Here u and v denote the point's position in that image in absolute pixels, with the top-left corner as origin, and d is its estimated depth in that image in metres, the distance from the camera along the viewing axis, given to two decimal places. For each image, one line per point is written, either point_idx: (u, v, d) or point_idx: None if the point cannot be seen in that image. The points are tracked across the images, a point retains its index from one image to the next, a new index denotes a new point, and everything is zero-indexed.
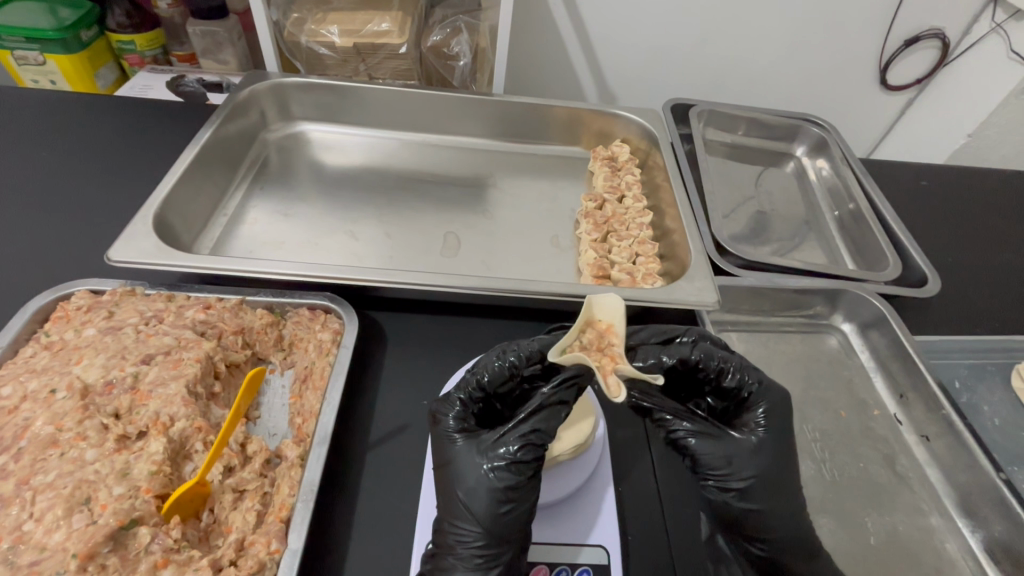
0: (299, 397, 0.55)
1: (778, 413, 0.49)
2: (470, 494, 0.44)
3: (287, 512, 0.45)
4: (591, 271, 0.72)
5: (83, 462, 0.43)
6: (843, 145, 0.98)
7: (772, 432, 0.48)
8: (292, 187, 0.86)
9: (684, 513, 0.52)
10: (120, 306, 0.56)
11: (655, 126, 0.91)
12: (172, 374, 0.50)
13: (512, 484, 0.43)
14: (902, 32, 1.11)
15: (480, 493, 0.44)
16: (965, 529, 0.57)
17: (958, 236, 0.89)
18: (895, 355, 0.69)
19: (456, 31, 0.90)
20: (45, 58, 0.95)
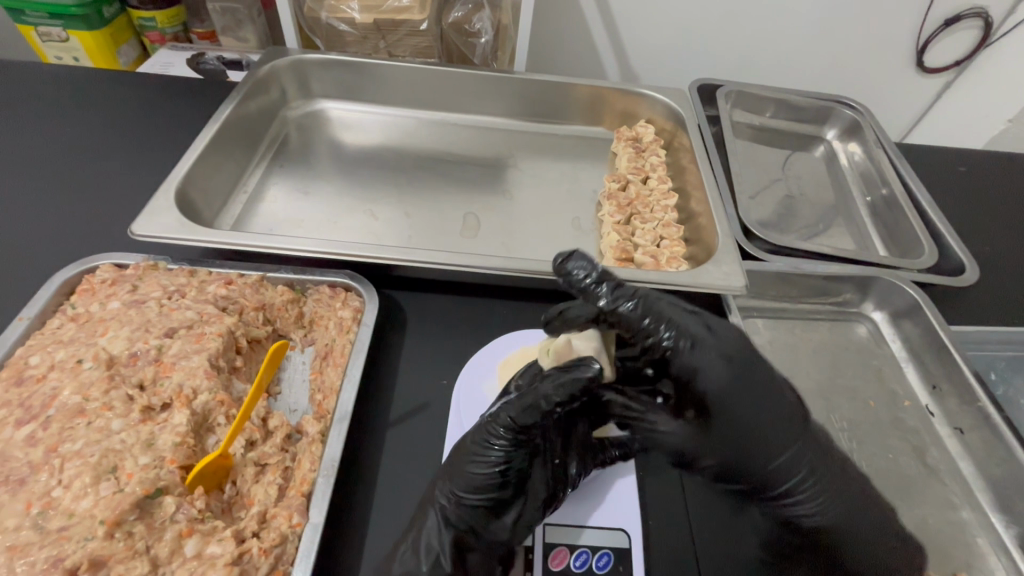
0: (319, 374, 0.55)
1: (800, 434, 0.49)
2: (466, 451, 0.46)
3: (309, 487, 0.45)
4: (614, 254, 0.70)
5: (109, 431, 0.43)
6: (876, 128, 0.94)
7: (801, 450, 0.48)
8: (311, 166, 0.85)
9: (706, 501, 0.52)
10: (143, 280, 0.57)
11: (681, 106, 0.88)
12: (196, 347, 0.50)
13: (499, 452, 0.44)
14: (943, 10, 1.06)
15: (482, 476, 0.44)
16: (998, 524, 0.55)
17: (997, 223, 0.85)
18: (928, 345, 0.66)
19: (478, 7, 0.88)
20: (68, 34, 0.95)
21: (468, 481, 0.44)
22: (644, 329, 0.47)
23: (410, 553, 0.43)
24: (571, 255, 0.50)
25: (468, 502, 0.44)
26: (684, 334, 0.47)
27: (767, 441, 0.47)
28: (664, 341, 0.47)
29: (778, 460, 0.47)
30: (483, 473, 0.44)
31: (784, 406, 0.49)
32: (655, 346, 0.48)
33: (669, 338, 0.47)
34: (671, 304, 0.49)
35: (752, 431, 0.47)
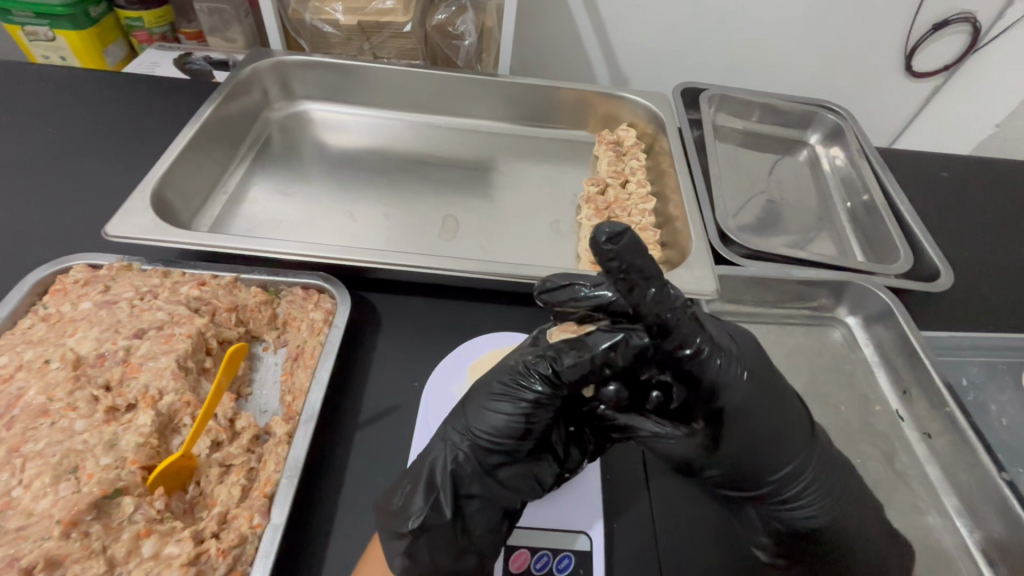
0: (289, 375, 0.55)
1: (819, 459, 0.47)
2: (495, 400, 0.45)
3: (271, 488, 0.45)
4: (589, 257, 0.71)
5: (72, 432, 0.44)
6: (858, 133, 0.95)
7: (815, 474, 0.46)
8: (293, 167, 0.86)
9: (671, 505, 0.52)
10: (116, 280, 0.57)
11: (662, 110, 0.88)
12: (164, 348, 0.51)
13: (531, 401, 0.44)
14: (930, 15, 1.06)
15: (506, 427, 0.44)
16: (963, 528, 0.56)
17: (976, 229, 0.85)
18: (900, 349, 0.67)
19: (462, 9, 0.88)
20: (54, 33, 0.95)
21: (490, 429, 0.44)
22: (669, 335, 0.41)
23: (405, 492, 0.44)
24: (623, 235, 0.37)
25: (487, 450, 0.44)
26: (710, 341, 0.43)
27: (778, 453, 0.45)
28: (698, 351, 0.42)
29: (784, 471, 0.45)
30: (509, 423, 0.44)
31: (802, 427, 0.47)
32: (681, 359, 0.42)
33: (694, 346, 0.42)
34: (692, 312, 0.43)
35: (766, 441, 0.44)
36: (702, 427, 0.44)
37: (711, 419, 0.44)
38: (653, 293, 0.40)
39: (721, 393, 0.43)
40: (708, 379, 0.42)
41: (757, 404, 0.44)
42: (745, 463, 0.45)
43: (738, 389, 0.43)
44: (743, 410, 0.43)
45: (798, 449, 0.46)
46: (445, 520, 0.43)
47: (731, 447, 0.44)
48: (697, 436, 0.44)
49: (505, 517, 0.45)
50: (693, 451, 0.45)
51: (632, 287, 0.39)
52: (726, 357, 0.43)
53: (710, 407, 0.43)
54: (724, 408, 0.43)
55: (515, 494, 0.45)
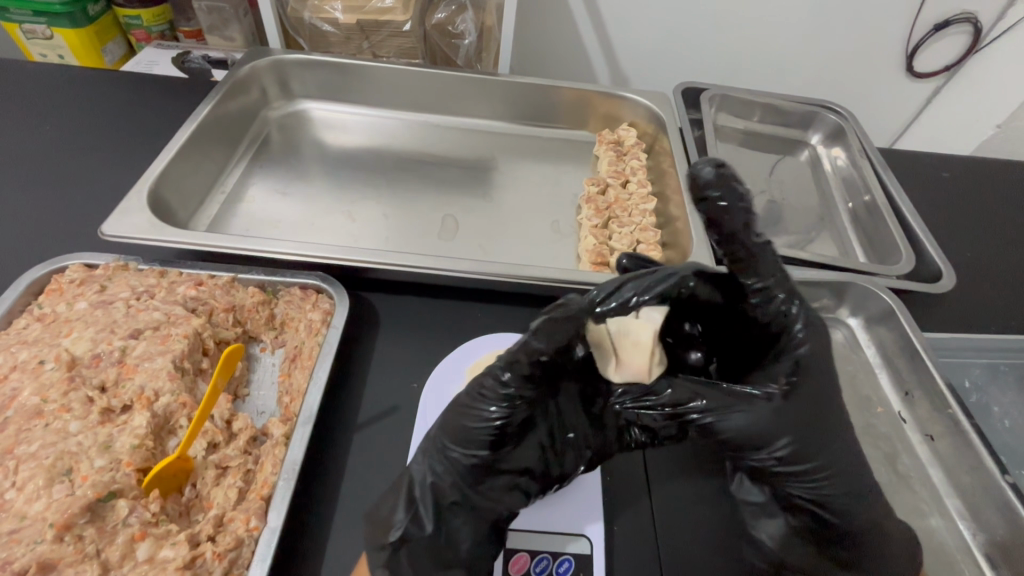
0: (287, 376, 0.55)
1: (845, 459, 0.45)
2: (465, 410, 0.45)
3: (268, 490, 0.44)
4: (589, 258, 0.71)
5: (67, 433, 0.43)
6: (860, 134, 0.94)
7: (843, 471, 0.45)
8: (292, 166, 0.85)
9: (673, 520, 0.51)
10: (112, 280, 0.56)
11: (663, 109, 0.88)
12: (160, 349, 0.50)
13: (499, 409, 0.43)
14: (932, 15, 1.06)
15: (476, 436, 0.44)
16: (966, 531, 0.55)
17: (978, 230, 0.85)
18: (902, 350, 0.66)
19: (461, 8, 0.88)
20: (52, 32, 0.95)
21: (460, 441, 0.45)
22: (749, 276, 0.46)
23: (393, 500, 0.45)
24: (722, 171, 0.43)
25: (461, 461, 0.45)
26: (794, 297, 0.46)
27: (830, 425, 0.45)
28: (780, 303, 0.45)
29: (829, 445, 0.44)
30: (479, 433, 0.44)
31: (833, 414, 0.45)
32: (766, 301, 0.46)
33: (781, 296, 0.46)
34: (778, 261, 0.46)
35: (810, 425, 0.44)
36: (782, 385, 0.44)
37: (789, 375, 0.45)
38: (756, 234, 0.44)
39: (803, 343, 0.45)
40: (793, 331, 0.46)
41: (826, 365, 0.46)
42: (806, 430, 0.44)
43: (817, 342, 0.46)
44: (817, 368, 0.45)
45: (835, 428, 0.45)
46: (427, 531, 0.44)
47: (800, 407, 0.44)
48: (771, 399, 0.44)
49: (490, 525, 0.45)
50: (764, 416, 0.43)
51: (739, 220, 0.43)
52: (808, 312, 0.46)
53: (791, 360, 0.45)
54: (803, 360, 0.45)
55: (495, 502, 0.45)
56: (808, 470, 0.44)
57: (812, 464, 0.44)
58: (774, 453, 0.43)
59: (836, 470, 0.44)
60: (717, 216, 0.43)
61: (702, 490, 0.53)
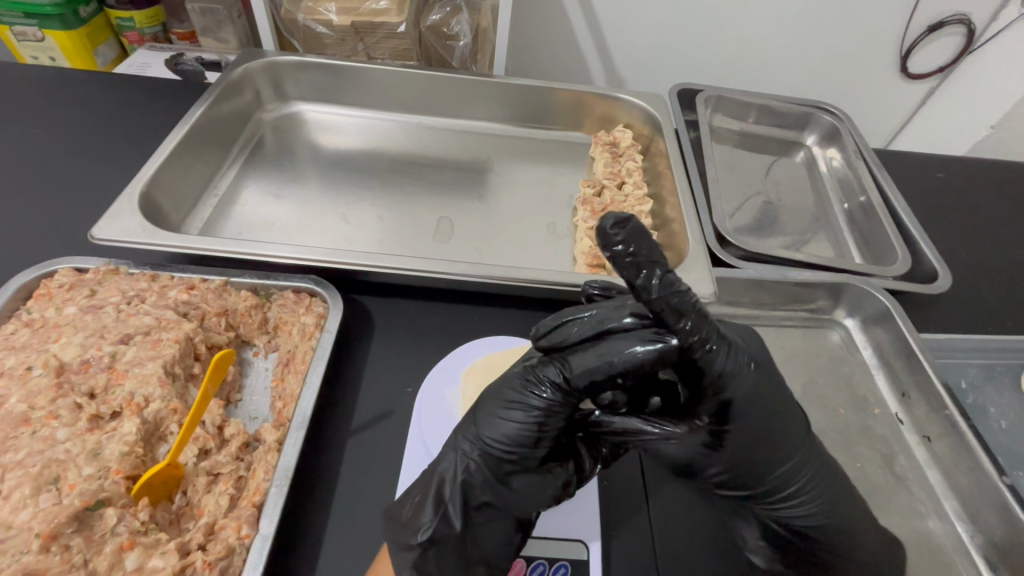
0: (280, 381, 0.54)
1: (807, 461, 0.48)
2: (506, 410, 0.45)
3: (260, 497, 0.44)
4: (585, 260, 0.70)
5: (54, 441, 0.43)
6: (855, 135, 0.94)
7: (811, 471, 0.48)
8: (285, 168, 0.84)
9: (672, 524, 0.51)
10: (103, 285, 0.56)
11: (658, 110, 0.88)
12: (151, 354, 0.50)
13: (544, 406, 0.44)
14: (926, 16, 1.06)
15: (517, 435, 0.44)
16: (963, 533, 0.55)
17: (974, 230, 0.85)
18: (899, 351, 0.66)
19: (456, 10, 0.87)
20: (43, 33, 0.94)
21: (501, 437, 0.45)
22: (679, 322, 0.40)
23: (415, 502, 0.45)
24: (629, 222, 0.37)
25: (497, 458, 0.45)
26: (715, 338, 0.42)
27: (776, 452, 0.47)
28: (701, 351, 0.42)
29: (785, 468, 0.47)
30: (520, 430, 0.45)
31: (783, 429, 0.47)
32: (686, 350, 0.41)
33: (702, 338, 0.41)
34: (699, 305, 0.41)
35: (752, 447, 0.46)
36: (706, 423, 0.45)
37: (717, 414, 0.45)
38: (659, 284, 0.39)
39: (727, 387, 0.43)
40: (713, 374, 0.43)
41: (760, 400, 0.45)
42: (742, 462, 0.47)
43: (743, 381, 0.44)
44: (743, 406, 0.45)
45: (798, 448, 0.48)
46: (455, 530, 0.44)
47: (730, 444, 0.46)
48: (699, 434, 0.46)
49: (518, 528, 0.45)
50: (695, 448, 0.47)
51: (639, 274, 0.38)
52: (731, 352, 0.44)
53: (716, 401, 0.44)
54: (731, 401, 0.44)
55: (526, 506, 0.45)
56: (761, 490, 0.48)
57: (765, 481, 0.47)
58: (711, 476, 0.49)
59: (794, 476, 0.47)
60: (624, 271, 0.38)
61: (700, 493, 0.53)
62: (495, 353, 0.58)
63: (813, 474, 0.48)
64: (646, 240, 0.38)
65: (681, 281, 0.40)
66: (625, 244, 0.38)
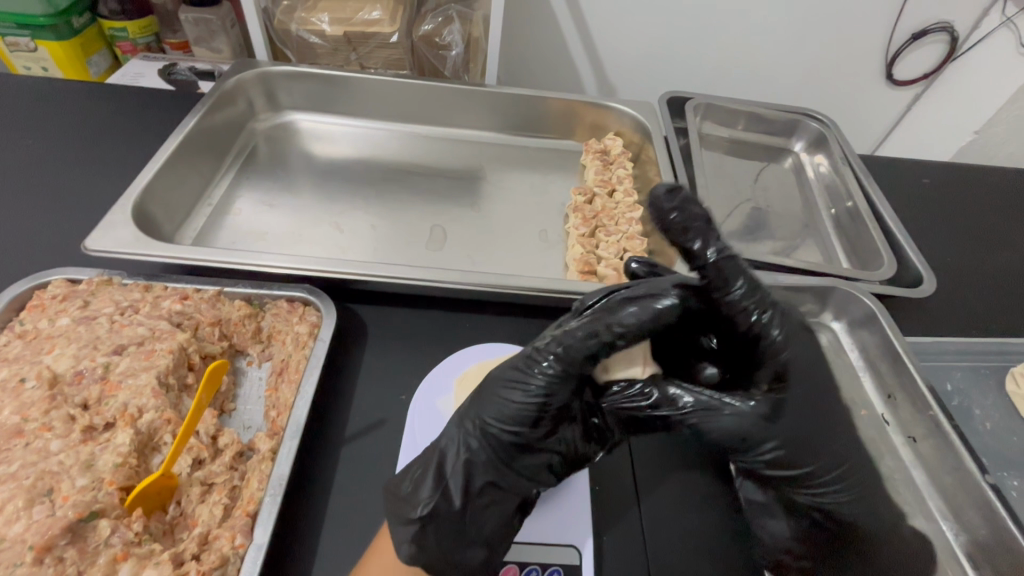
0: (274, 390, 0.54)
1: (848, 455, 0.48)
2: (508, 389, 0.46)
3: (254, 506, 0.44)
4: (577, 267, 0.71)
5: (47, 453, 0.43)
6: (842, 141, 0.96)
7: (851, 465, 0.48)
8: (279, 177, 0.85)
9: (662, 523, 0.51)
10: (96, 295, 0.56)
11: (648, 119, 0.89)
12: (144, 365, 0.50)
13: (547, 386, 0.45)
14: (909, 24, 1.08)
15: (517, 414, 0.46)
16: (949, 532, 0.56)
17: (957, 234, 0.87)
18: (884, 354, 0.67)
19: (448, 20, 0.88)
20: (36, 44, 0.94)
21: (501, 417, 0.46)
22: (730, 287, 0.47)
23: (415, 477, 0.47)
24: (678, 191, 0.47)
25: (497, 438, 0.46)
26: (769, 307, 0.47)
27: (823, 431, 0.47)
28: (757, 318, 0.47)
29: (829, 452, 0.47)
30: (521, 409, 0.46)
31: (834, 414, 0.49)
32: (739, 313, 0.47)
33: (755, 305, 0.47)
34: (750, 275, 0.48)
35: (809, 422, 0.46)
36: (764, 389, 0.47)
37: (774, 380, 0.47)
38: (711, 250, 0.47)
39: (786, 353, 0.47)
40: (771, 339, 0.47)
41: (810, 373, 0.48)
42: (800, 437, 0.46)
43: (800, 350, 0.48)
44: (801, 377, 0.48)
45: (839, 433, 0.47)
46: (455, 508, 0.45)
47: (789, 413, 0.46)
48: (759, 406, 0.46)
49: (519, 509, 0.47)
50: (751, 422, 0.45)
51: (693, 241, 0.47)
52: (786, 320, 0.48)
53: (774, 368, 0.47)
54: (787, 369, 0.47)
55: (528, 485, 0.46)
56: (809, 471, 0.46)
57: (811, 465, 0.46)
58: (764, 455, 0.46)
59: (840, 465, 0.47)
60: (678, 238, 0.47)
61: (691, 496, 0.54)
62: (487, 360, 0.59)
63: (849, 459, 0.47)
64: (696, 210, 0.48)
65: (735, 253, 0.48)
66: (678, 212, 0.47)
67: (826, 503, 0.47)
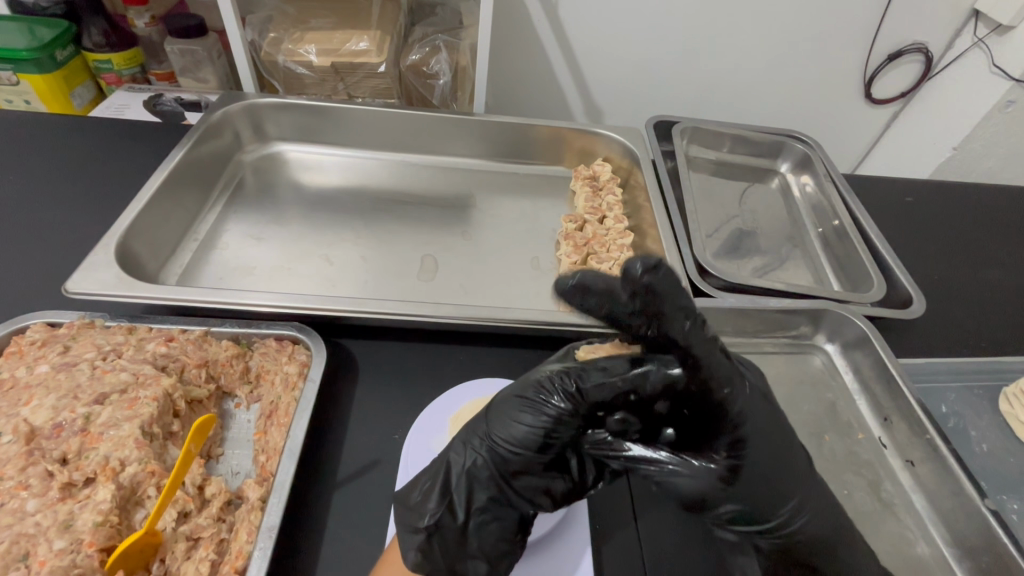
0: (263, 434, 0.53)
1: (820, 510, 0.47)
2: (519, 414, 0.46)
3: (242, 562, 0.43)
4: (569, 296, 0.71)
5: (23, 513, 0.42)
6: (826, 161, 0.97)
7: (819, 523, 0.47)
8: (267, 208, 0.84)
9: (659, 533, 0.51)
10: (76, 340, 0.54)
11: (636, 145, 0.90)
12: (127, 414, 0.48)
13: (552, 416, 0.45)
14: (886, 47, 1.11)
15: (529, 440, 0.45)
16: (950, 559, 0.55)
17: (942, 252, 0.88)
18: (879, 376, 0.67)
19: (435, 50, 0.90)
20: (18, 77, 0.91)
21: (511, 439, 0.45)
22: (700, 360, 0.43)
23: (424, 488, 0.46)
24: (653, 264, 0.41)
25: (505, 458, 0.45)
26: (730, 375, 0.44)
27: (782, 487, 0.46)
28: (720, 389, 0.44)
29: (787, 506, 0.46)
30: (530, 434, 0.45)
31: (800, 464, 0.48)
32: (709, 386, 0.44)
33: (722, 380, 0.44)
34: (721, 347, 0.44)
35: (772, 476, 0.46)
36: (722, 458, 0.45)
37: (734, 449, 0.45)
38: (682, 325, 0.42)
39: (744, 423, 0.44)
40: (731, 409, 0.44)
41: (769, 434, 0.46)
42: (758, 493, 0.45)
43: (756, 415, 0.46)
44: (759, 442, 0.45)
45: (800, 485, 0.47)
46: (458, 522, 0.44)
47: (744, 482, 0.45)
48: (715, 469, 0.45)
49: (518, 529, 0.45)
50: (710, 486, 0.44)
51: (662, 318, 0.42)
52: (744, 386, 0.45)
53: (733, 437, 0.44)
54: (746, 437, 0.45)
55: (528, 504, 0.45)
56: (765, 524, 0.46)
57: (768, 522, 0.46)
58: (721, 514, 0.46)
59: (813, 514, 0.47)
60: (647, 316, 0.42)
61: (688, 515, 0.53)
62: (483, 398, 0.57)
63: (813, 508, 0.47)
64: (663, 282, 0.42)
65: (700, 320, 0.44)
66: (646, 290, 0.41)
67: (793, 555, 0.47)
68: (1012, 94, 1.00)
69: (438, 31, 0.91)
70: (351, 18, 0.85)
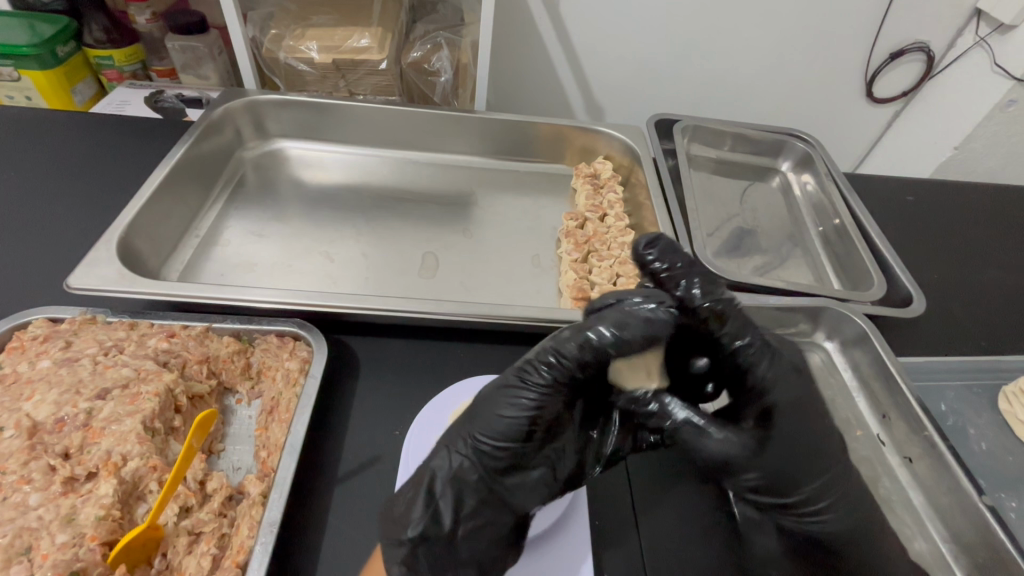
0: (264, 430, 0.53)
1: (847, 496, 0.48)
2: (499, 410, 0.45)
3: (244, 556, 0.43)
4: (570, 293, 0.71)
5: (26, 508, 0.42)
6: (827, 160, 0.97)
7: (847, 507, 0.48)
8: (269, 204, 0.84)
9: (659, 539, 0.51)
10: (78, 335, 0.54)
11: (637, 143, 0.90)
12: (129, 410, 0.48)
13: (536, 402, 0.45)
14: (888, 46, 1.11)
15: (512, 432, 0.44)
16: (948, 555, 0.55)
17: (942, 251, 0.88)
18: (878, 374, 0.67)
19: (436, 47, 0.89)
20: (19, 74, 0.91)
21: (495, 434, 0.44)
22: (721, 325, 0.49)
23: (407, 496, 0.44)
24: (658, 240, 0.52)
25: (490, 455, 0.44)
26: (757, 343, 0.49)
27: (814, 465, 0.47)
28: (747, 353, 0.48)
29: (816, 485, 0.47)
30: (513, 425, 0.44)
31: (831, 447, 0.49)
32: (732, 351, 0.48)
33: (746, 342, 0.49)
34: (741, 314, 0.50)
35: (804, 451, 0.47)
36: (753, 423, 0.47)
37: (762, 416, 0.47)
38: (699, 292, 0.49)
39: (772, 391, 0.47)
40: (758, 374, 0.48)
41: (802, 409, 0.48)
42: (788, 465, 0.46)
43: (786, 387, 0.48)
44: (790, 414, 0.47)
45: (829, 466, 0.48)
46: (444, 529, 0.43)
47: (775, 450, 0.46)
48: (744, 435, 0.46)
49: (510, 528, 0.45)
50: (738, 449, 0.45)
51: (680, 286, 0.50)
52: (774, 358, 0.49)
53: (763, 404, 0.47)
54: (775, 405, 0.47)
55: (520, 500, 0.45)
56: (793, 499, 0.47)
57: (796, 499, 0.47)
58: (747, 482, 0.46)
59: (840, 499, 0.48)
60: (667, 283, 0.51)
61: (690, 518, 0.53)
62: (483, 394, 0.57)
63: (840, 493, 0.48)
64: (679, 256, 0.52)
65: (721, 291, 0.51)
66: (659, 261, 0.51)
67: (816, 536, 0.48)
68: (1014, 93, 1.00)
69: (439, 29, 0.91)
70: (352, 15, 0.85)
